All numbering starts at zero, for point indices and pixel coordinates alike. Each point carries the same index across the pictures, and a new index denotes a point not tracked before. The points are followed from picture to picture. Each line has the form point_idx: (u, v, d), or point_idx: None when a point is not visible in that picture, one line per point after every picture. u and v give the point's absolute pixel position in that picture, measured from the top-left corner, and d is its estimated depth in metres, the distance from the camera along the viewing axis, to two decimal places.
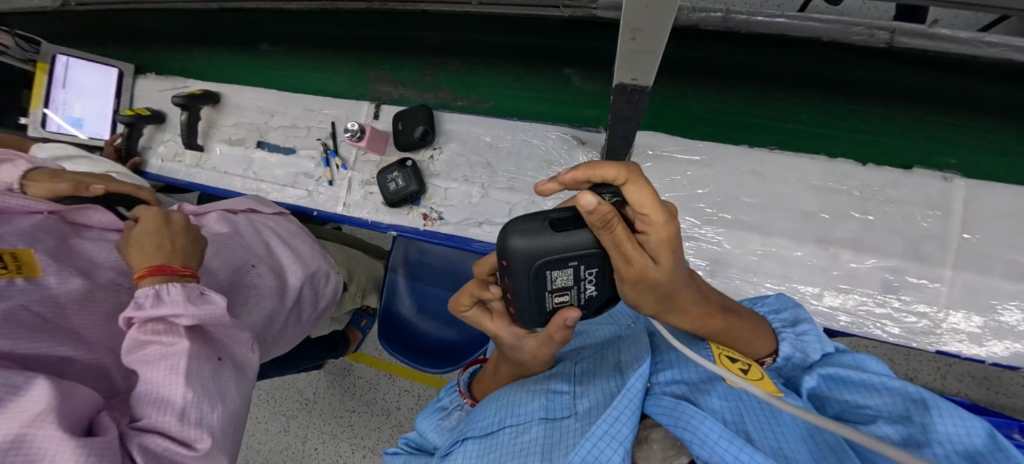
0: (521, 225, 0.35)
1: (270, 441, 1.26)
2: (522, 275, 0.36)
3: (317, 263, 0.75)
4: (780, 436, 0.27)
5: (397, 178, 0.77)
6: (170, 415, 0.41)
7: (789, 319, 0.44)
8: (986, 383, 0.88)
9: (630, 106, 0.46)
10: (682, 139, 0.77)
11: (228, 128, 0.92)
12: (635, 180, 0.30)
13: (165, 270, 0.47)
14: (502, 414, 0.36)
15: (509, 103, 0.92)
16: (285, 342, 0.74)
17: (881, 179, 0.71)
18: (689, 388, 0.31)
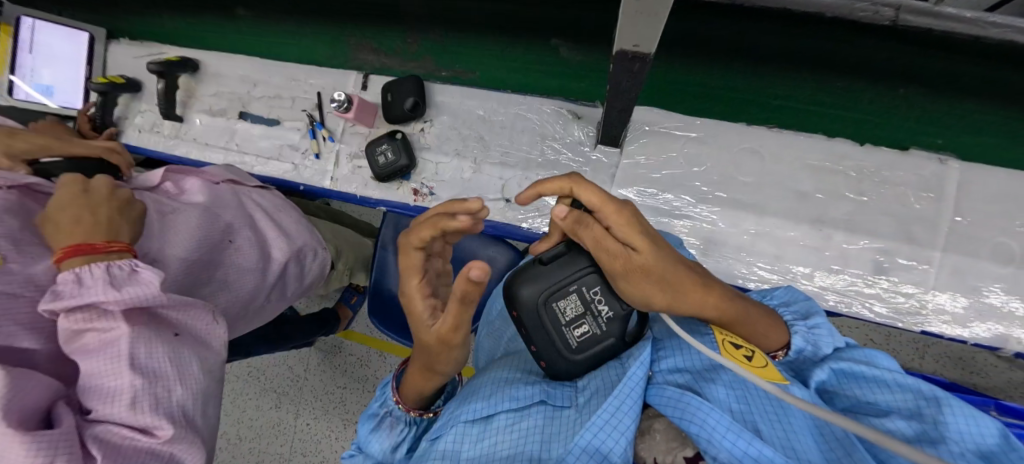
0: (521, 276, 0.39)
1: (261, 418, 1.26)
2: (534, 317, 0.38)
3: (303, 238, 0.73)
4: (788, 428, 0.25)
5: (386, 151, 0.74)
6: (121, 405, 0.41)
7: (801, 311, 0.42)
8: (961, 362, 0.90)
9: (629, 75, 0.44)
10: (679, 116, 0.75)
11: (208, 98, 0.88)
12: (577, 182, 0.38)
13: (84, 249, 0.44)
14: (494, 397, 0.35)
15: (495, 74, 0.88)
16: (267, 314, 0.74)
17: (877, 160, 0.71)
18: (691, 376, 0.30)
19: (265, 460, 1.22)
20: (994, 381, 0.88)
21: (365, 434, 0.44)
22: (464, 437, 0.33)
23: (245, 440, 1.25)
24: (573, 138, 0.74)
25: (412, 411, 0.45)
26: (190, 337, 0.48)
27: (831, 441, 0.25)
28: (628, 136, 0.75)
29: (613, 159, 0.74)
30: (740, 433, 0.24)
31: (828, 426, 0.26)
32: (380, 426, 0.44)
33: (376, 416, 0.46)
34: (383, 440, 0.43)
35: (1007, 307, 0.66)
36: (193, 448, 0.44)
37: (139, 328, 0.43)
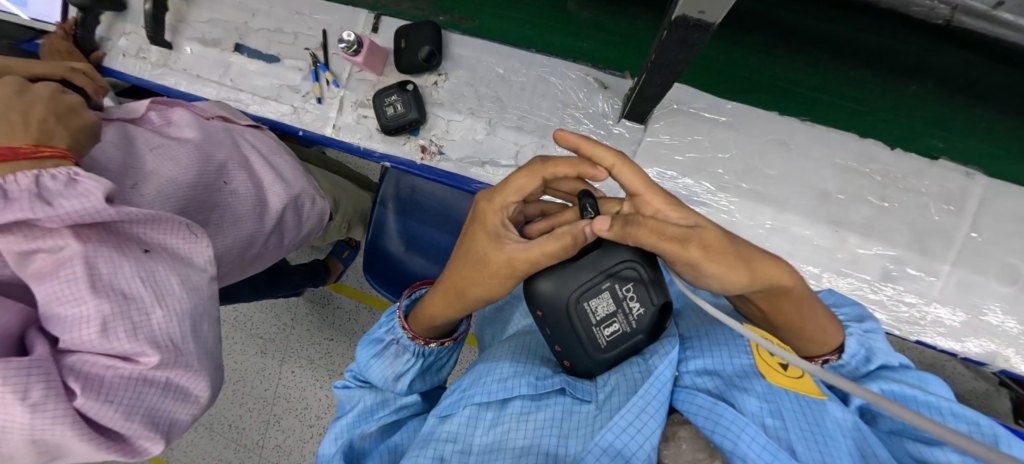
0: (546, 269, 0.37)
1: (245, 362, 1.25)
2: (561, 316, 0.36)
3: (301, 185, 0.68)
4: (826, 449, 0.28)
5: (395, 103, 0.69)
6: (91, 328, 0.39)
7: (853, 314, 0.44)
8: (931, 370, 0.91)
9: (683, 44, 0.40)
10: (708, 96, 0.71)
11: (202, 25, 0.81)
12: (625, 165, 0.36)
13: (13, 154, 0.40)
14: (509, 385, 0.37)
15: (505, 25, 0.85)
16: (265, 263, 0.71)
17: (906, 165, 0.67)
18: (723, 383, 0.33)
19: (247, 403, 1.22)
20: (960, 390, 0.89)
21: (367, 360, 0.46)
22: (478, 422, 0.36)
23: (227, 383, 1.25)
24: (596, 109, 0.70)
25: (419, 340, 0.46)
26: (165, 255, 0.46)
27: (868, 460, 0.27)
28: (656, 113, 0.70)
29: (636, 135, 0.70)
30: (773, 452, 0.26)
31: (867, 447, 0.29)
32: (384, 352, 0.46)
33: (380, 341, 0.47)
34: (386, 369, 0.45)
35: (1004, 327, 0.65)
36: (191, 372, 0.43)
37: (92, 245, 0.41)
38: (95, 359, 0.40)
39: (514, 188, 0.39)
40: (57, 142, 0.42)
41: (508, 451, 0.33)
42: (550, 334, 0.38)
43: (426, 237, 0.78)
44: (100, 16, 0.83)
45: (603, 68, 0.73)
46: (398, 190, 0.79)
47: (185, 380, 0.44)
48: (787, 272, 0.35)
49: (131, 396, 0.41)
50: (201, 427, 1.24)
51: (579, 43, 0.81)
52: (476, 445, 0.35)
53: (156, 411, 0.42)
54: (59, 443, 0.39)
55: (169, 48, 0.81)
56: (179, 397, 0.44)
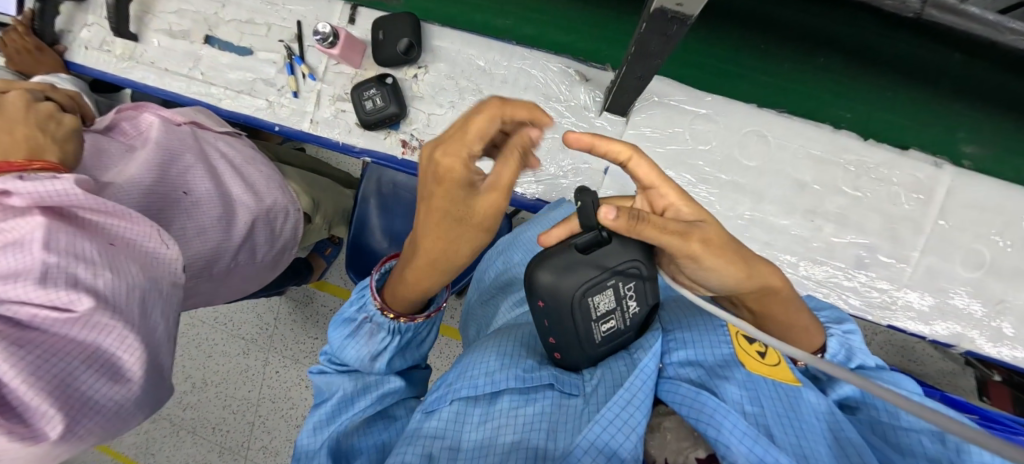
0: (551, 261, 0.34)
1: (227, 363, 1.22)
2: (563, 309, 0.34)
3: (272, 197, 0.68)
4: (802, 436, 0.28)
5: (375, 97, 0.68)
6: (27, 283, 0.39)
7: (833, 316, 0.48)
8: (903, 352, 0.94)
9: (662, 39, 0.41)
10: (688, 88, 0.71)
11: (169, 15, 0.78)
12: (637, 157, 0.35)
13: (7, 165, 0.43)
14: (496, 376, 0.37)
15: (490, 20, 0.88)
16: (239, 282, 0.68)
17: (878, 156, 0.69)
18: (705, 372, 0.33)
19: (231, 405, 1.19)
20: (929, 370, 0.93)
21: (341, 341, 0.46)
22: (466, 419, 0.36)
23: (210, 385, 1.22)
24: (578, 102, 0.70)
25: (401, 318, 0.45)
26: (131, 248, 0.46)
27: (840, 443, 0.28)
28: (636, 105, 0.70)
29: (618, 128, 0.70)
30: (755, 437, 0.26)
31: (838, 429, 0.30)
32: (357, 331, 0.46)
33: (353, 320, 0.47)
34: (362, 348, 0.45)
35: (968, 310, 0.68)
36: (124, 341, 0.42)
37: (55, 221, 0.42)
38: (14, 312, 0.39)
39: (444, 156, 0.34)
40: (49, 156, 0.46)
41: (496, 448, 0.33)
42: (547, 326, 0.36)
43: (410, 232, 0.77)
44: (60, 6, 0.79)
45: (583, 60, 0.73)
46: (379, 186, 0.78)
47: (117, 345, 0.42)
48: (776, 272, 0.38)
49: (47, 354, 0.39)
50: (184, 431, 1.21)
51: (500, 21, 0.87)
52: (464, 442, 0.35)
53: (71, 380, 0.40)
54: None
55: (135, 40, 0.78)
56: (105, 376, 0.42)
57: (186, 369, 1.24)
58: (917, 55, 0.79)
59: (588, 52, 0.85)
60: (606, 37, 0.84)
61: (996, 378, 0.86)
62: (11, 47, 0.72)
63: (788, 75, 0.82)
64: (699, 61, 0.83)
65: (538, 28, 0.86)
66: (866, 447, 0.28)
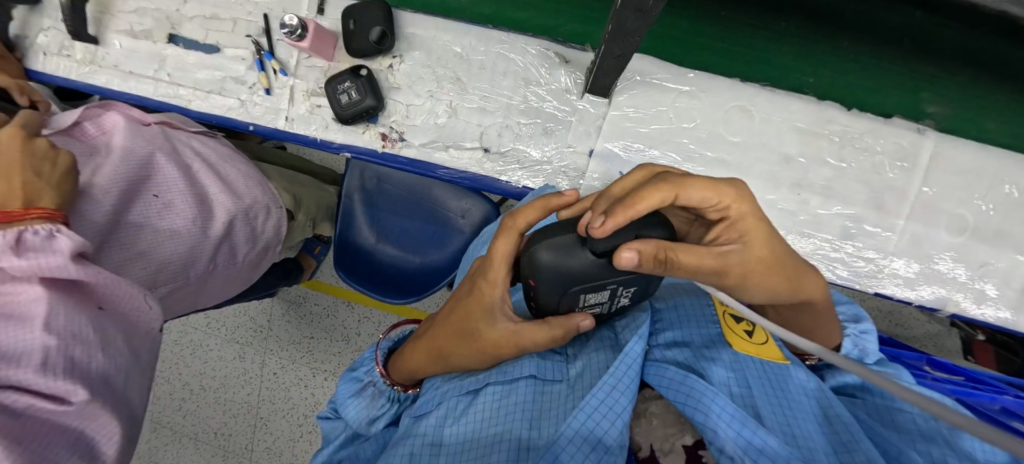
0: (554, 238, 0.32)
1: (223, 369, 1.21)
2: (556, 285, 0.33)
3: (253, 196, 0.66)
4: (790, 416, 0.29)
5: (350, 90, 0.66)
6: (30, 366, 0.38)
7: (852, 314, 0.47)
8: (891, 317, 0.96)
9: (637, 14, 0.40)
10: (669, 66, 0.70)
11: (129, 15, 0.75)
12: (686, 190, 0.30)
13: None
14: (486, 374, 0.38)
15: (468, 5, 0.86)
16: (220, 284, 0.67)
17: (861, 125, 0.69)
18: (692, 353, 0.33)
19: (231, 409, 1.18)
20: (917, 334, 0.95)
21: (344, 398, 0.44)
22: (450, 413, 0.36)
23: (208, 390, 1.21)
24: (559, 85, 0.69)
25: (398, 386, 0.44)
26: (117, 315, 0.46)
27: (830, 420, 0.29)
28: (618, 85, 0.69)
29: (600, 109, 0.69)
30: (743, 420, 0.27)
31: (829, 406, 0.30)
32: (361, 392, 0.44)
33: (360, 379, 0.46)
34: (361, 410, 0.43)
35: (954, 274, 0.69)
36: (105, 423, 0.41)
37: (56, 294, 0.41)
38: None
39: (499, 252, 0.37)
40: (46, 200, 0.42)
41: (480, 441, 0.33)
42: (533, 294, 0.35)
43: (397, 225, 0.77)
44: (11, 11, 0.75)
45: (561, 41, 0.71)
46: (363, 180, 0.77)
47: (108, 425, 0.41)
48: (821, 281, 0.36)
49: (35, 448, 0.36)
50: (186, 438, 1.20)
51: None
52: (448, 437, 0.34)
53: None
54: None
55: (95, 43, 0.74)
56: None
57: (182, 377, 1.22)
58: (898, 21, 0.79)
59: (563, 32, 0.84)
60: (582, 15, 0.83)
61: (980, 337, 0.87)
62: None
63: (770, 48, 0.81)
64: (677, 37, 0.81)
65: (511, 10, 0.84)
66: (854, 421, 0.28)
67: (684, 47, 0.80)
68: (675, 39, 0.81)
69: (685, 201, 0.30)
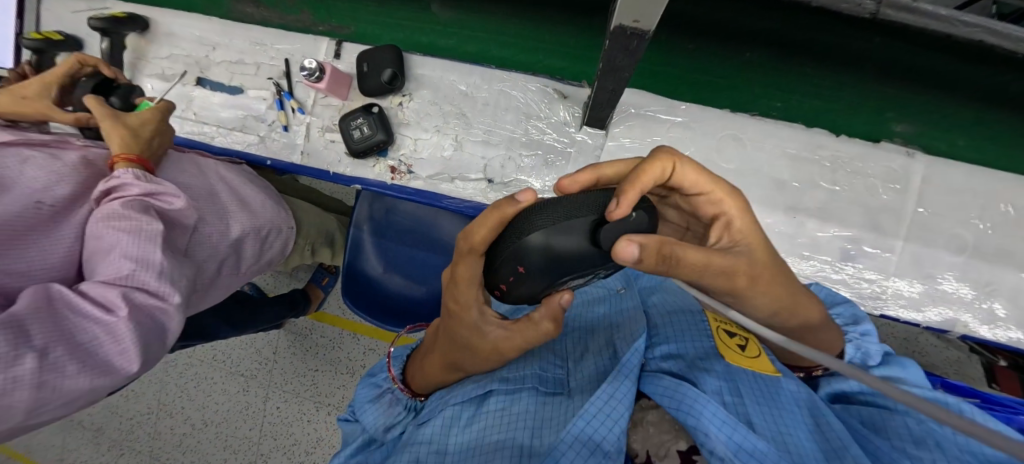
0: (543, 219, 0.33)
1: (226, 402, 1.21)
2: (545, 272, 0.34)
3: (269, 218, 0.71)
4: (781, 422, 0.31)
5: (362, 126, 0.70)
6: (152, 272, 0.48)
7: (850, 316, 0.49)
8: (906, 343, 0.95)
9: (624, 53, 0.43)
10: (663, 99, 0.74)
11: (161, 61, 0.81)
12: (683, 162, 0.34)
13: (140, 162, 0.54)
14: (488, 381, 0.39)
15: (471, 46, 0.92)
16: (219, 292, 0.69)
17: (851, 150, 0.72)
18: (686, 364, 0.35)
19: (232, 445, 1.18)
20: (933, 360, 0.94)
21: (363, 403, 0.46)
22: (455, 423, 0.37)
23: (209, 426, 1.21)
24: (558, 118, 0.72)
25: (417, 396, 0.46)
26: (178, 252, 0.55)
27: (820, 427, 0.31)
28: (614, 118, 0.73)
29: (598, 140, 0.72)
30: (732, 425, 0.28)
31: (819, 414, 0.32)
32: (379, 399, 0.45)
33: (378, 386, 0.47)
34: (379, 416, 0.44)
35: (958, 294, 0.69)
36: (178, 322, 0.51)
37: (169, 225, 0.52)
38: (120, 294, 0.45)
39: (464, 278, 0.36)
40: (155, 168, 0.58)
41: (483, 448, 0.34)
42: (513, 281, 0.35)
43: (405, 257, 0.80)
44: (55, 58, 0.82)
45: (561, 78, 0.76)
46: (372, 211, 0.80)
47: (171, 326, 0.51)
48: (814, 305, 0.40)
49: (143, 331, 0.46)
50: None
51: (444, 41, 0.94)
52: (452, 446, 0.35)
53: (145, 344, 0.47)
54: (55, 367, 0.41)
55: None
56: (156, 346, 0.50)
57: (184, 411, 1.23)
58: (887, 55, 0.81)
59: (560, 70, 0.89)
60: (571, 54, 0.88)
61: (1002, 364, 0.88)
62: None
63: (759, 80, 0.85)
64: (664, 74, 0.86)
65: (511, 51, 0.91)
66: (842, 428, 0.30)
67: (670, 83, 0.85)
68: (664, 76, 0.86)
69: (680, 172, 0.34)
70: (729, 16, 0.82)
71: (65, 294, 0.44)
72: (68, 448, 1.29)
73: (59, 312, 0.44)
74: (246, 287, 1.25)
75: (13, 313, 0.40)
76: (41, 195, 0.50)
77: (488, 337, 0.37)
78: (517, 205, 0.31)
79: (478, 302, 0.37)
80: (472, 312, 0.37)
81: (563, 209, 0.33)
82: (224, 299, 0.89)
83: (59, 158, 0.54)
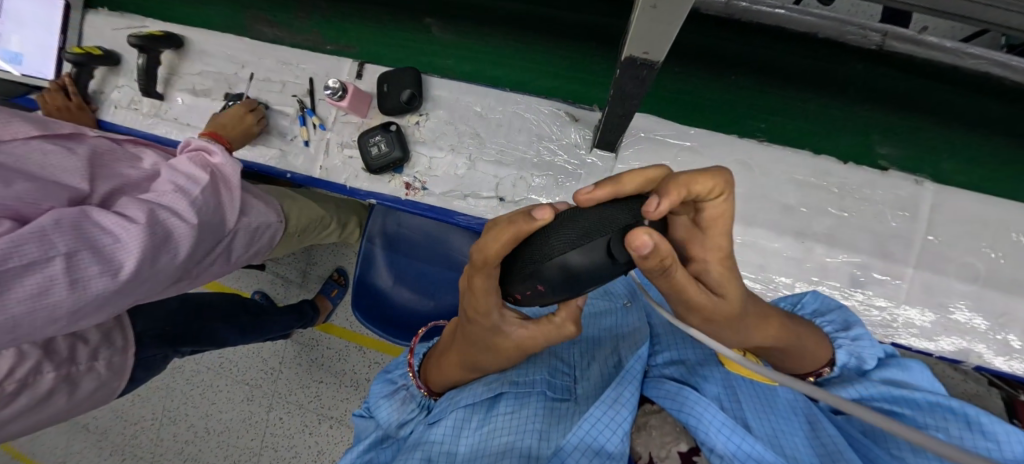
0: (565, 235, 0.31)
1: (230, 411, 1.22)
2: (564, 285, 0.33)
3: (265, 218, 0.75)
4: (775, 429, 0.33)
5: (380, 142, 0.73)
6: (182, 201, 0.56)
7: (840, 321, 0.49)
8: None
9: (635, 81, 0.45)
10: (673, 124, 0.76)
11: (193, 76, 0.85)
12: (723, 193, 0.31)
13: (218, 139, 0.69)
14: (499, 382, 0.40)
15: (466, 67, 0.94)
16: (206, 278, 0.71)
17: (860, 177, 0.73)
18: (685, 370, 0.37)
19: (232, 454, 1.20)
20: (952, 392, 0.93)
21: (377, 400, 0.46)
22: (465, 425, 0.38)
23: (212, 434, 1.22)
24: (570, 140, 0.74)
25: (429, 394, 0.46)
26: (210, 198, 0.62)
27: (817, 435, 0.33)
28: (624, 141, 0.75)
29: (608, 163, 0.73)
30: (731, 428, 0.30)
31: (817, 423, 0.34)
32: (392, 396, 0.46)
33: (392, 383, 0.48)
34: (392, 412, 0.45)
35: (972, 324, 0.69)
36: (187, 247, 0.56)
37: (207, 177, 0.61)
38: (144, 209, 0.51)
39: (480, 288, 0.36)
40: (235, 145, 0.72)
41: (492, 449, 0.35)
42: (530, 293, 0.35)
43: (415, 270, 0.82)
44: (94, 71, 0.87)
45: (573, 102, 0.78)
46: (384, 225, 0.83)
47: (182, 249, 0.55)
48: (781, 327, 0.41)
49: (158, 244, 0.52)
50: None
51: (443, 61, 0.95)
52: (462, 447, 0.37)
53: (156, 256, 0.52)
54: (74, 266, 0.46)
55: (161, 99, 0.85)
56: (165, 265, 0.54)
57: (189, 418, 1.25)
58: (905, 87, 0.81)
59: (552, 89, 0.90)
60: (586, 79, 0.89)
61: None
62: (51, 104, 0.81)
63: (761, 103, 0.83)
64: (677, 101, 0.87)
65: (519, 71, 0.92)
66: (837, 434, 0.32)
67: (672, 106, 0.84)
68: (666, 100, 0.85)
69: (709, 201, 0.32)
70: (742, 44, 0.84)
71: (91, 211, 0.49)
72: (71, 451, 1.30)
73: (84, 225, 0.47)
74: (258, 296, 1.27)
75: (40, 223, 0.44)
76: (72, 193, 0.52)
77: (510, 337, 0.38)
78: (534, 222, 0.31)
79: (495, 310, 0.37)
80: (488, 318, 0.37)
81: (588, 226, 0.31)
82: (236, 307, 0.91)
83: (75, 151, 0.55)
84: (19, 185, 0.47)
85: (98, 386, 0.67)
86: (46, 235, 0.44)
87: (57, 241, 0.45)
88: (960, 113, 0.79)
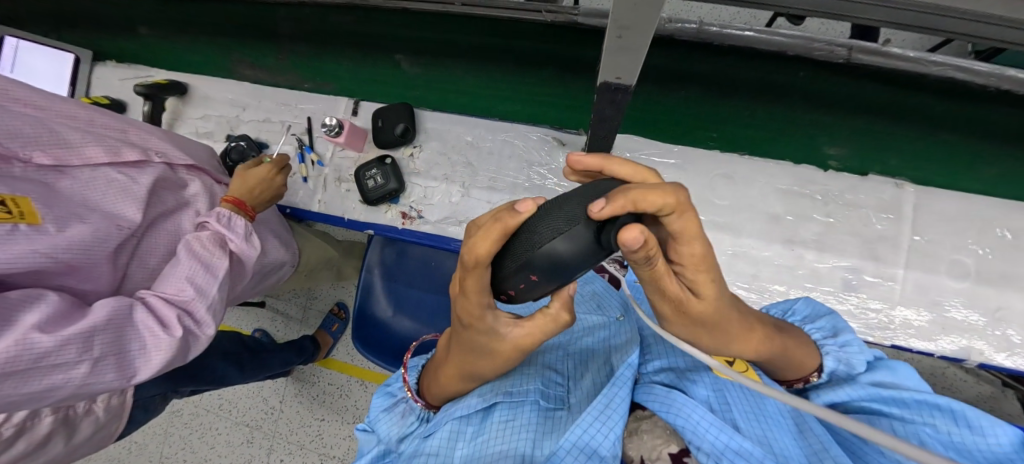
0: (553, 225, 0.32)
1: (230, 453, 1.21)
2: (557, 273, 0.34)
3: (278, 255, 0.78)
4: (764, 427, 0.34)
5: (376, 175, 0.75)
6: (207, 304, 0.57)
7: (828, 328, 0.49)
8: (933, 378, 0.95)
9: (613, 105, 0.48)
10: (659, 143, 0.79)
11: (195, 120, 0.88)
12: (681, 211, 0.30)
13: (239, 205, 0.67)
14: (495, 391, 0.42)
15: (458, 90, 1.01)
16: None
17: (841, 184, 0.76)
18: (675, 376, 0.39)
19: None
20: (966, 395, 0.93)
21: (376, 414, 0.47)
22: (461, 435, 0.39)
23: None
24: (558, 164, 0.77)
25: (430, 408, 0.47)
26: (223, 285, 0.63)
27: (805, 434, 0.34)
28: None
29: None
30: (719, 426, 0.31)
31: (803, 422, 0.35)
32: (393, 409, 0.47)
33: (394, 395, 0.49)
34: (392, 426, 0.45)
35: (969, 321, 0.70)
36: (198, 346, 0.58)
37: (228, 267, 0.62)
38: (176, 316, 0.54)
39: (473, 289, 0.36)
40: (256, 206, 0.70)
41: (487, 457, 0.36)
42: (521, 286, 0.36)
43: (414, 299, 0.83)
44: None
45: (561, 128, 0.81)
46: (383, 255, 0.85)
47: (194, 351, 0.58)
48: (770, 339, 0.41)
49: (178, 352, 0.54)
50: None
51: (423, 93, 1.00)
52: (457, 457, 0.37)
53: (169, 362, 0.54)
54: (99, 373, 0.48)
55: None
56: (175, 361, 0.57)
57: None
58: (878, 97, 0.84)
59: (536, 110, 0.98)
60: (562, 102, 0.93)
61: None
62: None
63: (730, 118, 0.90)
64: (657, 120, 0.91)
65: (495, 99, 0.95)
66: (824, 431, 0.33)
67: (653, 124, 0.94)
68: (644, 118, 0.94)
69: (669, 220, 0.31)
70: (721, 66, 0.88)
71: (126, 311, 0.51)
72: None
73: (118, 327, 0.50)
74: (258, 334, 1.27)
75: (88, 326, 0.47)
76: (118, 219, 0.56)
77: (506, 337, 0.39)
78: (518, 215, 0.32)
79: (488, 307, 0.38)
80: (483, 317, 0.38)
81: (578, 214, 0.33)
82: (237, 346, 0.91)
83: (135, 183, 0.59)
84: (65, 223, 0.50)
85: (96, 430, 0.67)
86: (89, 339, 0.46)
87: (94, 346, 0.47)
88: (936, 117, 0.81)
